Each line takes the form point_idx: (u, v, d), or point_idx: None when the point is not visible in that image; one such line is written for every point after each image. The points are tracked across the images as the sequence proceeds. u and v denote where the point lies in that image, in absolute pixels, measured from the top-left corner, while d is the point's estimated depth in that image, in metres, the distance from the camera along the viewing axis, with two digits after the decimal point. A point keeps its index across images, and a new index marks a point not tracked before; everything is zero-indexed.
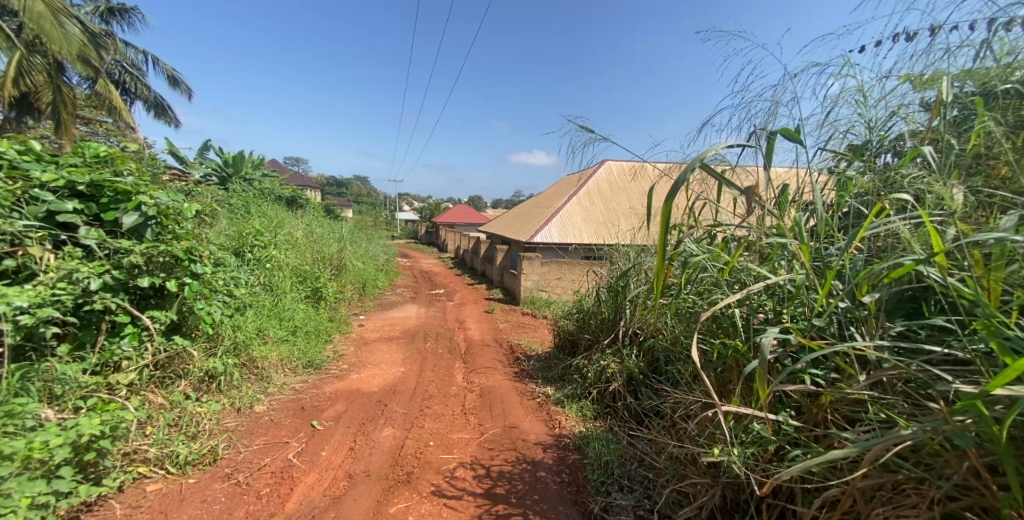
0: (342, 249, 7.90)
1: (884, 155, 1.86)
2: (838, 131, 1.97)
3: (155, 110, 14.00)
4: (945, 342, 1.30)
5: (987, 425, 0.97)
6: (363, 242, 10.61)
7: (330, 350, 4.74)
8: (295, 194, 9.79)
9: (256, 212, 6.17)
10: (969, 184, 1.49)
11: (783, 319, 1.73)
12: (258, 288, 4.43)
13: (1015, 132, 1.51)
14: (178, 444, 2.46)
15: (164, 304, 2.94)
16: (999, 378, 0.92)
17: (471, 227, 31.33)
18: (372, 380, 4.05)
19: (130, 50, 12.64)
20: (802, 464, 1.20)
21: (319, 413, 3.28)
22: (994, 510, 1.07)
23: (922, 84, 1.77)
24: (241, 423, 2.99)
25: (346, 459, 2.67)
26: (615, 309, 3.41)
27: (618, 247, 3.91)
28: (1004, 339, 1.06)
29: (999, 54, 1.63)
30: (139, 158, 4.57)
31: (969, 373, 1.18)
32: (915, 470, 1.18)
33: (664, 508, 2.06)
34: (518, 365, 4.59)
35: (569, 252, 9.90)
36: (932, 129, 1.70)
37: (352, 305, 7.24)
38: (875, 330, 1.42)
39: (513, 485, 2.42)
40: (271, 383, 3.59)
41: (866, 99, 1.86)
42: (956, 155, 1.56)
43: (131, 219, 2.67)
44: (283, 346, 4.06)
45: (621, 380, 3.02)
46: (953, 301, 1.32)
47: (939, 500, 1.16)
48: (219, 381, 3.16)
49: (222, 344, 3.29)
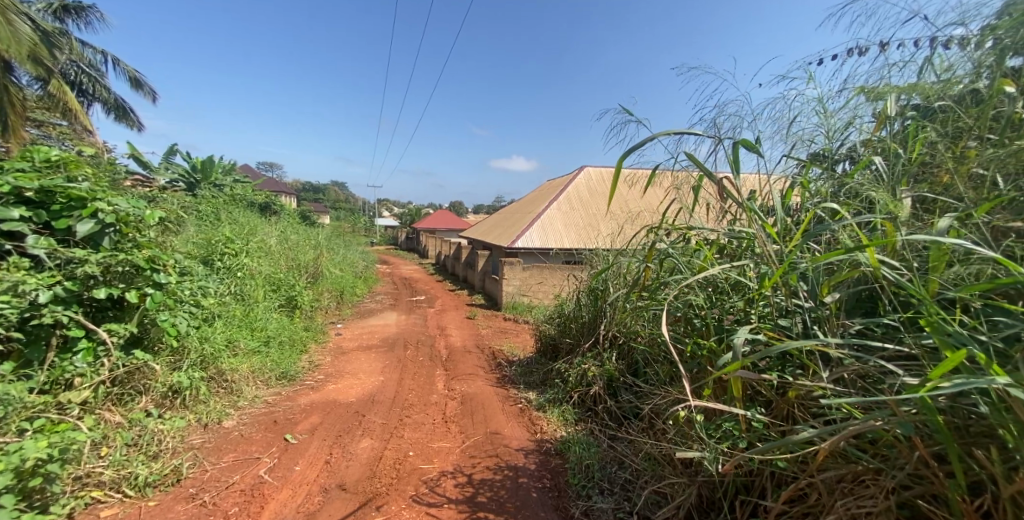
0: (319, 256, 7.72)
1: (843, 163, 1.96)
2: (802, 139, 2.06)
3: (115, 114, 13.37)
4: (899, 339, 1.36)
5: (930, 413, 1.02)
6: (341, 249, 10.43)
7: (306, 361, 4.60)
8: (268, 201, 9.51)
9: (225, 219, 5.96)
10: (914, 189, 1.59)
11: (752, 319, 1.80)
12: (227, 297, 4.26)
13: (954, 142, 1.61)
14: (137, 465, 2.33)
15: (123, 317, 2.79)
16: (939, 367, 0.96)
17: (450, 232, 31.14)
18: (350, 391, 3.94)
19: (88, 49, 12.08)
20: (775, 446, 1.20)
21: (293, 426, 3.17)
22: (944, 497, 1.11)
23: (873, 97, 1.87)
24: (208, 440, 2.85)
25: (322, 473, 2.58)
26: (595, 313, 3.45)
27: (598, 250, 3.96)
28: (947, 335, 1.11)
29: (938, 69, 1.74)
30: (96, 164, 4.36)
31: (917, 368, 1.24)
32: (872, 461, 1.22)
33: (643, 510, 2.06)
34: (501, 371, 4.57)
35: (550, 256, 9.96)
36: (882, 140, 1.80)
37: (329, 313, 7.05)
38: (836, 328, 1.47)
39: (496, 492, 2.39)
40: (241, 396, 3.45)
41: (825, 109, 1.95)
42: (903, 164, 1.66)
43: (86, 228, 2.51)
44: (255, 358, 3.91)
45: (601, 384, 3.02)
46: (907, 299, 1.39)
47: (895, 490, 1.20)
48: (184, 396, 3.02)
49: (188, 358, 3.15)
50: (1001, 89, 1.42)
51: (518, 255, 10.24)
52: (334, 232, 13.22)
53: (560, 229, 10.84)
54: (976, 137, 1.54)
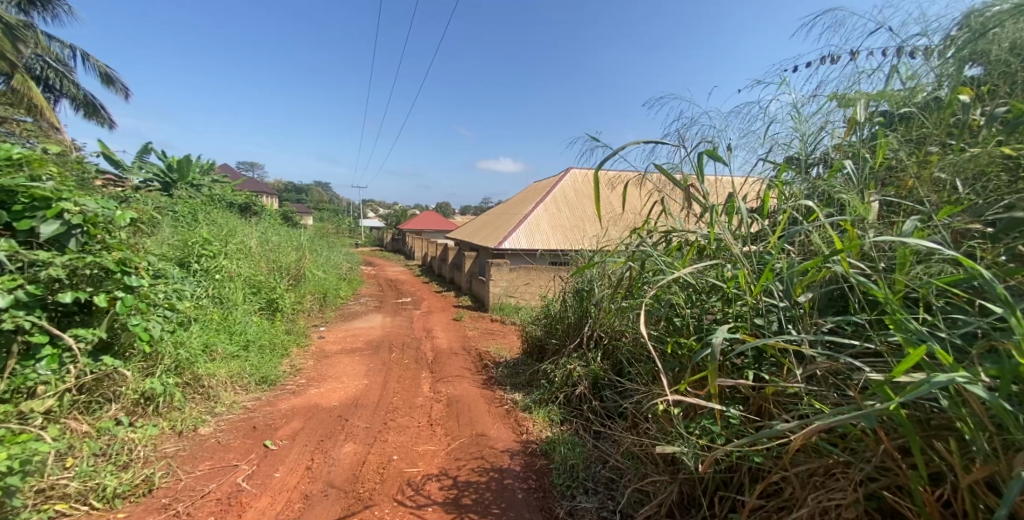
0: (302, 257, 7.57)
1: (817, 166, 2.02)
2: (778, 143, 2.12)
3: (85, 110, 12.88)
4: (868, 337, 1.41)
5: (895, 407, 1.05)
6: (324, 250, 10.26)
7: (287, 365, 4.50)
8: (248, 201, 9.29)
9: (203, 220, 5.80)
10: (881, 193, 1.66)
11: (730, 318, 1.84)
12: (205, 300, 4.15)
13: (918, 148, 1.68)
14: (105, 476, 2.24)
15: (90, 322, 2.69)
16: (902, 363, 0.99)
17: (436, 234, 30.93)
18: (333, 395, 3.88)
19: (55, 43, 11.60)
20: (749, 441, 1.23)
21: (273, 432, 3.10)
22: (909, 489, 1.16)
23: (844, 103, 1.93)
24: (182, 447, 2.76)
25: (302, 479, 2.53)
26: (580, 313, 3.48)
27: (583, 252, 3.99)
28: (910, 333, 1.15)
29: (903, 77, 1.81)
30: (62, 162, 4.18)
31: (884, 365, 1.28)
32: (842, 455, 1.26)
33: (626, 508, 2.08)
34: (487, 372, 4.57)
35: (537, 257, 10.00)
36: (852, 144, 1.86)
37: (312, 316, 6.92)
38: (810, 327, 1.51)
39: (481, 494, 2.38)
40: (218, 402, 3.36)
41: (800, 114, 2.01)
42: (871, 168, 1.72)
43: (51, 230, 2.43)
44: (233, 362, 3.81)
45: (586, 384, 3.04)
46: (875, 298, 1.44)
47: (864, 482, 1.24)
48: (156, 403, 2.94)
49: (161, 363, 3.06)
50: (959, 98, 1.49)
51: (505, 256, 10.25)
52: (318, 234, 13.00)
53: (546, 230, 10.88)
54: (938, 143, 1.61)
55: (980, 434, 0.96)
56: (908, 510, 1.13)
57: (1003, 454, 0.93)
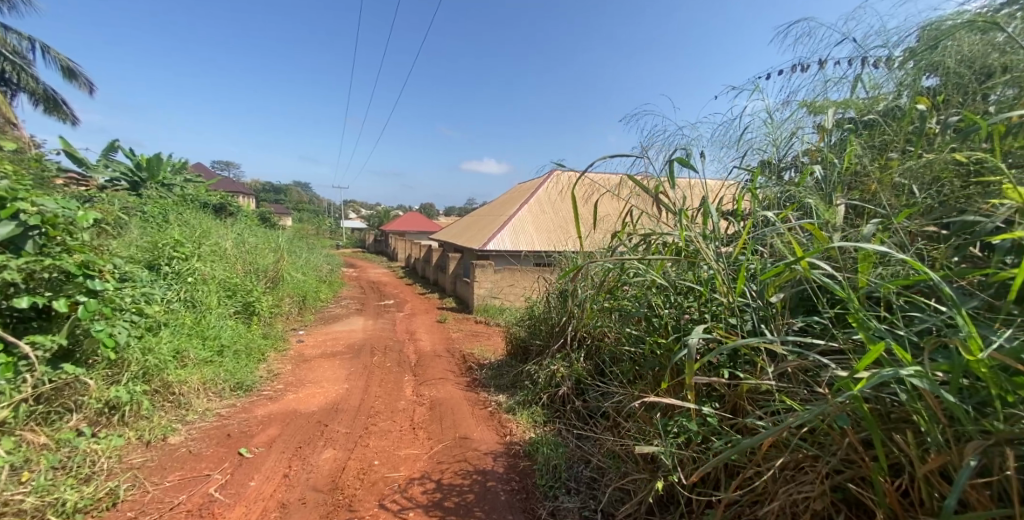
0: (280, 259, 7.38)
1: (788, 171, 2.09)
2: (752, 148, 2.19)
3: (46, 106, 12.27)
4: (834, 335, 1.46)
5: (857, 402, 1.10)
6: (303, 252, 10.04)
7: (264, 370, 4.38)
8: (223, 201, 9.00)
9: (174, 221, 5.60)
10: (847, 196, 1.73)
11: (706, 318, 1.88)
12: (175, 304, 4.00)
13: (880, 153, 1.75)
14: (65, 490, 2.11)
15: (49, 328, 2.57)
16: (863, 359, 1.04)
17: (418, 235, 30.65)
18: (312, 400, 3.79)
19: (12, 35, 11.01)
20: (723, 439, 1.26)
21: (249, 440, 3.01)
22: (872, 480, 1.20)
23: (814, 110, 2.01)
24: (150, 458, 2.64)
25: (279, 488, 2.46)
26: (564, 314, 3.50)
27: (566, 253, 4.03)
28: (872, 330, 1.20)
29: (867, 86, 1.90)
30: (20, 161, 3.97)
31: (848, 361, 1.34)
32: (811, 449, 1.31)
33: (607, 507, 2.10)
34: (471, 374, 4.54)
35: (521, 259, 10.03)
36: (820, 150, 1.93)
37: (290, 320, 6.76)
38: (781, 326, 1.56)
39: (463, 497, 2.36)
40: (190, 409, 3.24)
41: (773, 120, 2.08)
42: (838, 173, 1.79)
43: (5, 231, 2.28)
44: (206, 368, 3.68)
45: (569, 385, 3.06)
46: (841, 297, 1.49)
47: (830, 475, 1.29)
48: (122, 412, 2.81)
49: (127, 371, 2.94)
50: (917, 106, 1.57)
51: (490, 258, 10.25)
52: (297, 235, 12.72)
53: (530, 232, 10.89)
54: (898, 149, 1.69)
55: (935, 427, 1.01)
56: (871, 501, 1.18)
57: (955, 445, 0.99)
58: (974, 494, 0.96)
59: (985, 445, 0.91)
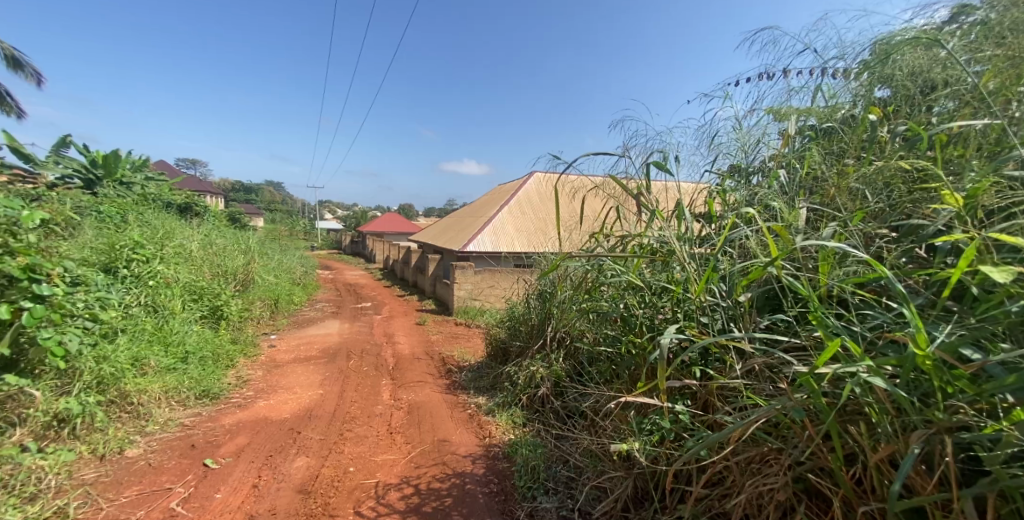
0: (251, 261, 7.12)
1: (756, 175, 2.17)
2: (722, 152, 2.27)
3: None
4: (797, 333, 1.53)
5: (816, 396, 1.16)
6: (275, 254, 9.72)
7: (233, 376, 4.21)
8: (189, 200, 8.58)
9: (134, 221, 5.32)
10: (808, 200, 1.82)
11: (678, 317, 1.93)
12: (135, 309, 3.80)
13: (838, 159, 1.85)
14: (7, 511, 1.97)
15: None
16: (822, 354, 1.09)
17: (395, 236, 30.18)
18: (284, 407, 3.67)
19: None
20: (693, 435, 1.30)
21: (215, 450, 2.88)
22: (830, 470, 1.26)
23: (779, 117, 2.09)
24: (106, 473, 2.50)
25: (248, 499, 2.37)
26: (543, 315, 3.52)
27: (546, 254, 4.04)
28: (830, 327, 1.26)
29: (826, 95, 1.99)
30: None
31: (809, 358, 1.40)
32: (776, 442, 1.36)
33: (585, 506, 2.13)
34: (450, 377, 4.50)
35: (501, 260, 10.03)
36: (785, 155, 2.02)
37: (262, 324, 6.53)
38: (748, 325, 1.62)
39: (441, 501, 2.34)
40: (150, 420, 3.07)
41: (741, 127, 2.16)
42: (800, 178, 1.87)
43: None
44: (168, 376, 3.51)
45: (548, 385, 3.07)
46: (803, 296, 1.56)
47: (793, 467, 1.34)
48: (73, 425, 2.64)
49: (79, 381, 2.77)
50: (869, 116, 1.66)
51: (469, 259, 10.19)
52: (268, 236, 12.31)
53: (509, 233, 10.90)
54: (853, 156, 1.78)
55: (884, 418, 1.07)
56: (829, 490, 1.23)
57: (902, 434, 1.05)
58: (919, 480, 1.02)
59: (926, 433, 0.98)
